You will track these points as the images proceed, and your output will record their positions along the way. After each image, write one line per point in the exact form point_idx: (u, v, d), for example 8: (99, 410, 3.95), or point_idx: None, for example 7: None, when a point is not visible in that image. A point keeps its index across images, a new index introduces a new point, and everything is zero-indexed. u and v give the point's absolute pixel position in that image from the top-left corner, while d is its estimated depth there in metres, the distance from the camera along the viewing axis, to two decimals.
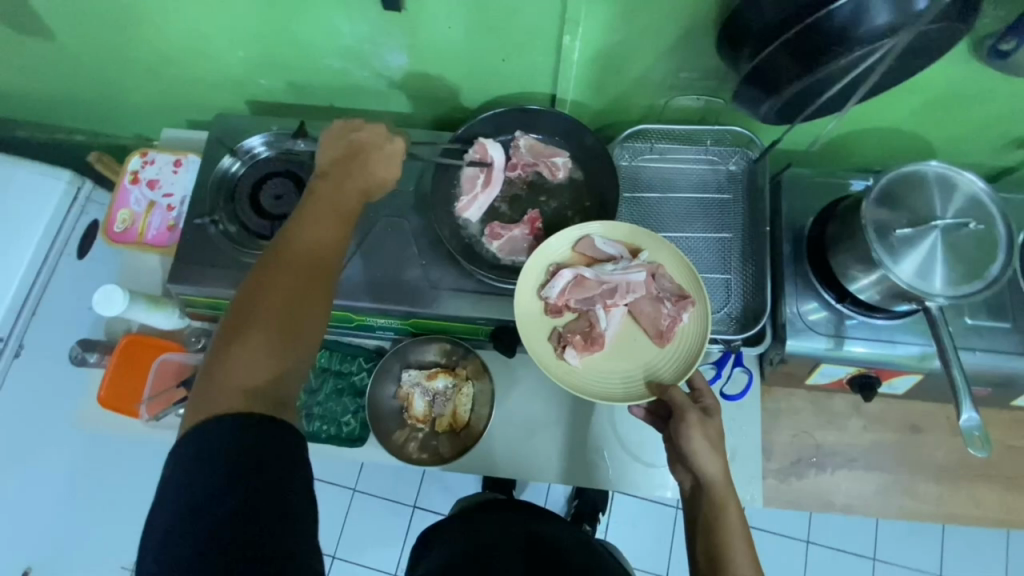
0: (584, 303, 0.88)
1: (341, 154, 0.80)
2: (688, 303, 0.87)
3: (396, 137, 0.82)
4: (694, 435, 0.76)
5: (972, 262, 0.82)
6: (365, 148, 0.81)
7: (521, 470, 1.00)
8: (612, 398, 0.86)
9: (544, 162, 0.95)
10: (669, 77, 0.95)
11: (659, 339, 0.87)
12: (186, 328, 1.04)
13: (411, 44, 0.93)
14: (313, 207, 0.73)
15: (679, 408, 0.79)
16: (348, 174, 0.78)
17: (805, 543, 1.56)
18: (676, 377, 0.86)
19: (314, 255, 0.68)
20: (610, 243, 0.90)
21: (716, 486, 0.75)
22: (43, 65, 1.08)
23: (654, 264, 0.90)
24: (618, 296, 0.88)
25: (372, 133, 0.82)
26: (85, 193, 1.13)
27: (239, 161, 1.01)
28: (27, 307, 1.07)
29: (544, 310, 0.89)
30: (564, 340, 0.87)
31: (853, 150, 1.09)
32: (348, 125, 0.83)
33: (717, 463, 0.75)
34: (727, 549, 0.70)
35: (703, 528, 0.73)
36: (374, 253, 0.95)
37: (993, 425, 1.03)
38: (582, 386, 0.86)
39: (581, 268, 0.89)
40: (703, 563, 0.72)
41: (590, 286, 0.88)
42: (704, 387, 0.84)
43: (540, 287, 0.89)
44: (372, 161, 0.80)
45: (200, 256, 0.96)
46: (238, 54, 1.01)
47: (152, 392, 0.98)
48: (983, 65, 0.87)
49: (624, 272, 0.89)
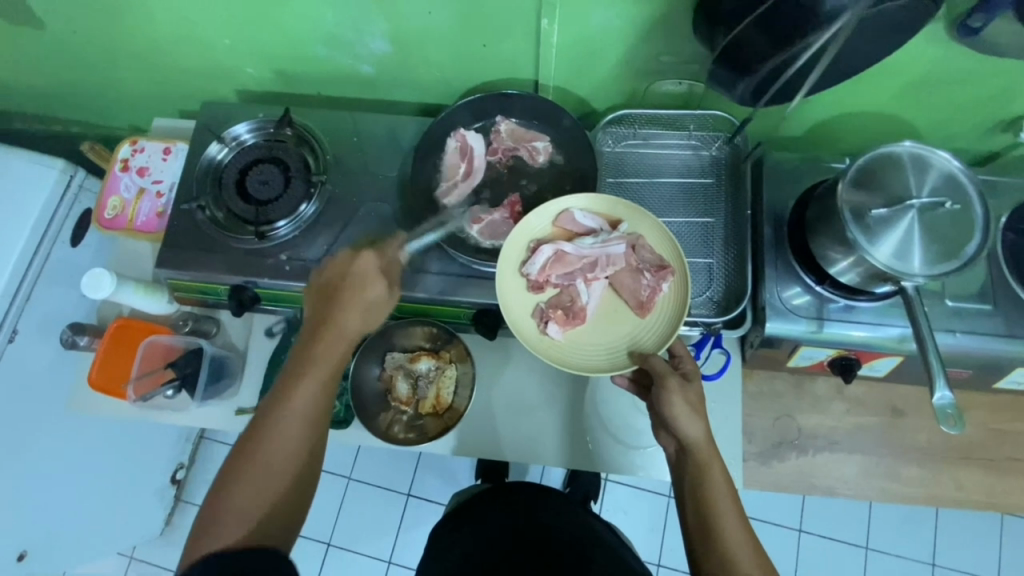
0: (565, 278, 0.89)
1: (322, 293, 0.81)
2: (668, 273, 0.88)
3: (363, 257, 0.82)
4: (674, 399, 0.79)
5: (947, 241, 0.82)
6: (349, 279, 0.81)
7: (505, 454, 1.02)
8: (596, 369, 0.87)
9: (524, 147, 0.96)
10: (649, 62, 0.96)
11: (640, 309, 0.88)
12: (174, 312, 1.06)
13: (393, 30, 0.94)
14: (300, 356, 0.76)
15: (659, 374, 0.81)
16: (329, 317, 0.78)
17: (798, 532, 1.60)
18: (658, 345, 0.87)
19: (298, 420, 0.72)
20: (590, 217, 0.91)
21: (698, 446, 0.79)
22: (36, 56, 1.10)
23: (634, 235, 0.91)
24: (599, 269, 0.89)
25: (346, 265, 0.82)
26: (77, 181, 1.14)
27: (226, 148, 1.02)
28: (21, 293, 1.08)
29: (527, 286, 0.90)
30: (545, 315, 0.88)
31: (835, 135, 1.09)
32: (323, 264, 0.83)
33: (698, 425, 0.79)
34: (712, 498, 0.76)
35: (692, 493, 0.77)
36: (357, 237, 0.96)
37: (978, 409, 1.04)
38: (565, 358, 0.87)
39: (561, 243, 0.89)
40: (694, 527, 0.76)
41: (570, 262, 0.89)
42: (685, 354, 0.85)
43: (521, 265, 0.90)
44: (355, 296, 0.79)
45: (188, 242, 0.98)
46: (225, 42, 1.02)
47: (139, 373, 1.00)
48: (963, 46, 0.87)
49: (605, 244, 0.90)
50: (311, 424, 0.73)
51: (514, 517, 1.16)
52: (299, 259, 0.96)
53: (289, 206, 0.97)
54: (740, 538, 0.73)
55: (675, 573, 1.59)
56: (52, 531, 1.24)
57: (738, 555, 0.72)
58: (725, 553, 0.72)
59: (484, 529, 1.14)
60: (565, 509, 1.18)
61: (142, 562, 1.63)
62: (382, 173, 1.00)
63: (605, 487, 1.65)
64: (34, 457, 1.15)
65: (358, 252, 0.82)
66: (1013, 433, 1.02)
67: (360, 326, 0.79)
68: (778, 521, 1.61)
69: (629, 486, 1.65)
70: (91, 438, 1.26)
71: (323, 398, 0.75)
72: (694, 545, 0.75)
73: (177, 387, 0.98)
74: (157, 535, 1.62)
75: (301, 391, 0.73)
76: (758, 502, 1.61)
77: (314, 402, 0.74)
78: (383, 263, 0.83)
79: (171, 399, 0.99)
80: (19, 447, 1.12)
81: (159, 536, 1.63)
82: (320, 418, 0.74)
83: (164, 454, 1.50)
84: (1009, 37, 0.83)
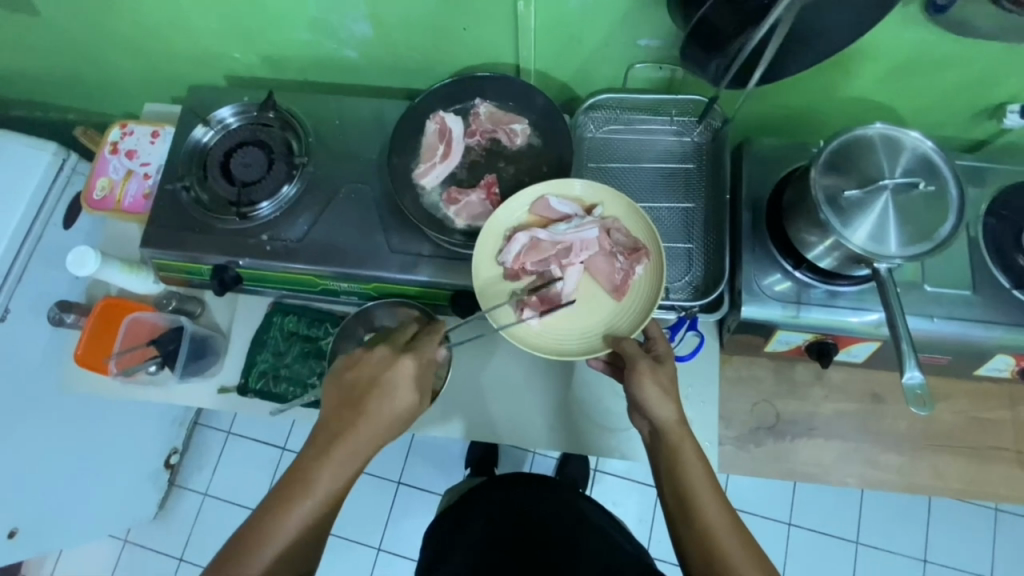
0: (541, 263, 0.89)
1: (346, 391, 0.77)
2: (642, 255, 0.88)
3: (402, 363, 0.78)
4: (645, 382, 0.79)
5: (921, 223, 0.82)
6: (379, 385, 0.77)
7: (484, 435, 1.03)
8: (570, 353, 0.87)
9: (502, 129, 0.96)
10: (628, 46, 0.96)
11: (616, 293, 0.88)
12: (159, 292, 1.08)
13: (374, 14, 0.95)
14: (316, 457, 0.73)
15: (631, 357, 0.81)
16: (353, 420, 0.75)
17: (788, 526, 1.59)
18: (631, 329, 0.87)
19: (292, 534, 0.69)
20: (565, 202, 0.91)
21: (670, 428, 0.78)
22: (31, 42, 1.12)
23: (608, 219, 0.91)
24: (574, 255, 0.89)
25: (378, 364, 0.78)
26: (70, 164, 1.17)
27: (211, 131, 1.04)
28: (13, 273, 1.10)
29: (505, 274, 0.90)
30: (521, 302, 0.88)
31: (817, 120, 1.09)
32: (354, 358, 0.80)
33: (670, 408, 0.79)
34: (689, 483, 0.75)
35: (669, 475, 0.77)
36: (336, 219, 0.98)
37: (959, 397, 1.03)
38: (541, 343, 0.88)
39: (536, 230, 0.89)
40: (675, 511, 0.75)
41: (545, 249, 0.89)
42: (658, 336, 0.85)
43: (498, 253, 0.90)
44: (382, 403, 0.76)
45: (172, 223, 0.99)
46: (211, 27, 1.04)
47: (122, 349, 1.03)
48: (943, 29, 0.86)
49: (578, 229, 0.89)
50: (306, 539, 0.69)
51: (506, 513, 1.17)
52: (279, 240, 0.97)
53: (270, 187, 0.99)
54: (720, 519, 0.73)
55: (663, 564, 1.59)
56: (43, 509, 1.26)
57: (721, 538, 0.71)
58: (707, 534, 0.72)
59: (478, 529, 1.15)
60: (545, 488, 1.20)
61: (136, 545, 1.65)
62: (362, 156, 1.01)
63: (594, 478, 1.65)
64: (25, 435, 1.17)
65: (397, 355, 0.79)
66: (995, 422, 1.02)
67: (380, 435, 0.76)
68: (768, 514, 1.60)
69: (617, 476, 1.65)
70: (83, 419, 1.28)
71: (325, 513, 0.71)
72: (678, 531, 0.74)
73: (160, 364, 1.00)
74: (151, 518, 1.65)
75: (304, 502, 0.70)
76: (747, 495, 1.61)
77: (314, 514, 0.70)
78: (418, 370, 0.79)
79: (153, 375, 1.01)
80: (11, 425, 1.15)
81: (153, 520, 1.66)
82: (317, 533, 0.70)
83: (156, 438, 1.53)
84: (984, 19, 0.83)
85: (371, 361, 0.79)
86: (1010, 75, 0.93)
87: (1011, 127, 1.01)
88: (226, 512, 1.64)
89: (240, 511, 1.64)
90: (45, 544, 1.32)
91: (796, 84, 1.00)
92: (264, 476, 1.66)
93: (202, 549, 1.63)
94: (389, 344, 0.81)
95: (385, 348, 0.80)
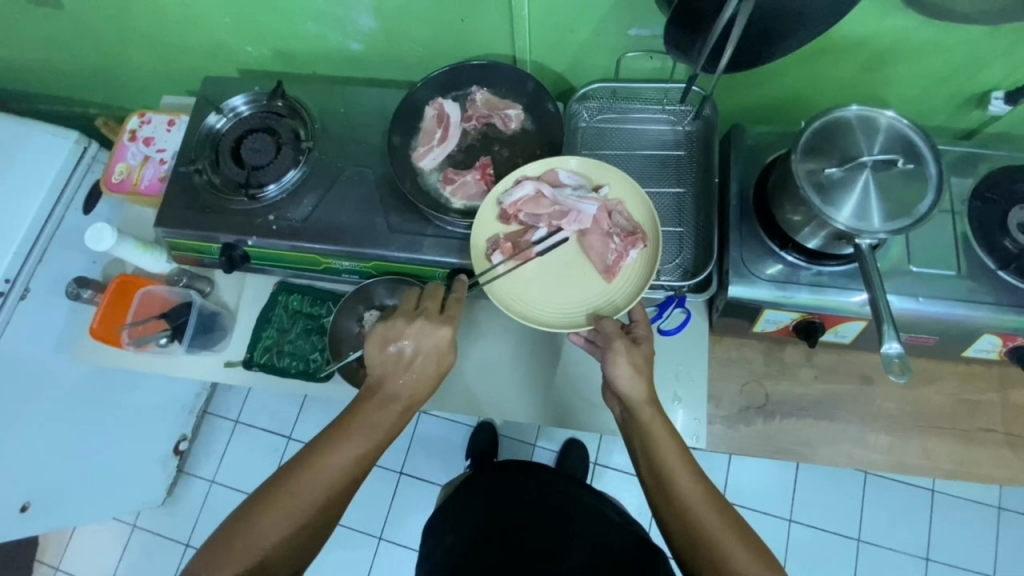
0: (533, 218, 0.93)
1: (390, 359, 0.79)
2: (639, 240, 0.90)
3: (443, 329, 0.80)
4: (619, 360, 0.82)
5: (893, 199, 0.84)
6: (420, 352, 0.80)
7: (478, 410, 1.06)
8: (555, 326, 0.90)
9: (497, 114, 1.01)
10: (619, 35, 1.00)
11: (606, 274, 0.91)
12: (170, 271, 1.14)
13: (377, 8, 1.01)
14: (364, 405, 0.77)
15: (607, 337, 0.84)
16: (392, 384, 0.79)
17: (788, 522, 1.58)
18: (619, 308, 0.90)
19: (304, 512, 0.70)
20: (575, 175, 0.95)
21: (641, 408, 0.81)
22: (58, 37, 1.19)
23: (611, 201, 0.94)
24: (567, 221, 0.92)
25: (421, 333, 0.79)
26: (90, 152, 1.23)
27: (224, 118, 1.09)
28: (34, 254, 1.16)
29: (498, 215, 0.95)
30: (496, 244, 0.93)
31: (805, 108, 1.12)
32: (397, 328, 0.80)
33: (639, 387, 0.81)
34: (665, 462, 0.76)
35: (644, 455, 0.79)
36: (337, 200, 1.02)
37: (948, 379, 1.04)
38: (512, 293, 0.92)
39: (542, 186, 0.93)
40: (652, 487, 0.77)
41: (543, 205, 0.92)
42: (641, 318, 0.86)
43: (501, 194, 0.94)
44: (424, 363, 0.80)
45: (184, 203, 1.05)
46: (225, 22, 1.09)
47: (135, 320, 1.09)
48: (922, 16, 0.89)
49: (579, 200, 0.92)
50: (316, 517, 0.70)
51: (495, 493, 1.20)
52: (285, 220, 1.02)
53: (277, 171, 1.04)
54: (694, 488, 0.74)
55: None
56: (54, 486, 1.30)
57: (697, 509, 0.73)
58: (682, 503, 0.73)
59: (472, 511, 1.17)
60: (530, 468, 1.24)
61: (144, 530, 1.69)
62: (365, 141, 1.06)
63: (594, 471, 1.67)
64: (41, 410, 1.22)
65: (439, 322, 0.80)
66: (985, 403, 1.03)
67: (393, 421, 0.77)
68: (768, 510, 1.59)
69: (617, 470, 1.66)
70: (93, 398, 1.33)
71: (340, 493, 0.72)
72: (658, 506, 0.76)
73: (169, 337, 1.06)
74: (159, 504, 1.68)
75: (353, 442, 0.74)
76: (744, 488, 1.61)
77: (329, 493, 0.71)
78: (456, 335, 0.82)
79: (164, 347, 1.07)
80: (26, 400, 1.19)
81: (161, 506, 1.70)
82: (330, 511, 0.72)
83: (164, 422, 1.57)
84: (960, 4, 0.86)
85: (412, 330, 0.79)
86: (992, 61, 0.96)
87: (997, 114, 1.04)
88: (232, 500, 1.68)
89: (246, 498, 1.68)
90: (56, 519, 1.35)
91: (783, 72, 1.04)
92: (268, 463, 1.70)
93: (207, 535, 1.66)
94: (429, 313, 0.81)
95: (426, 318, 0.80)
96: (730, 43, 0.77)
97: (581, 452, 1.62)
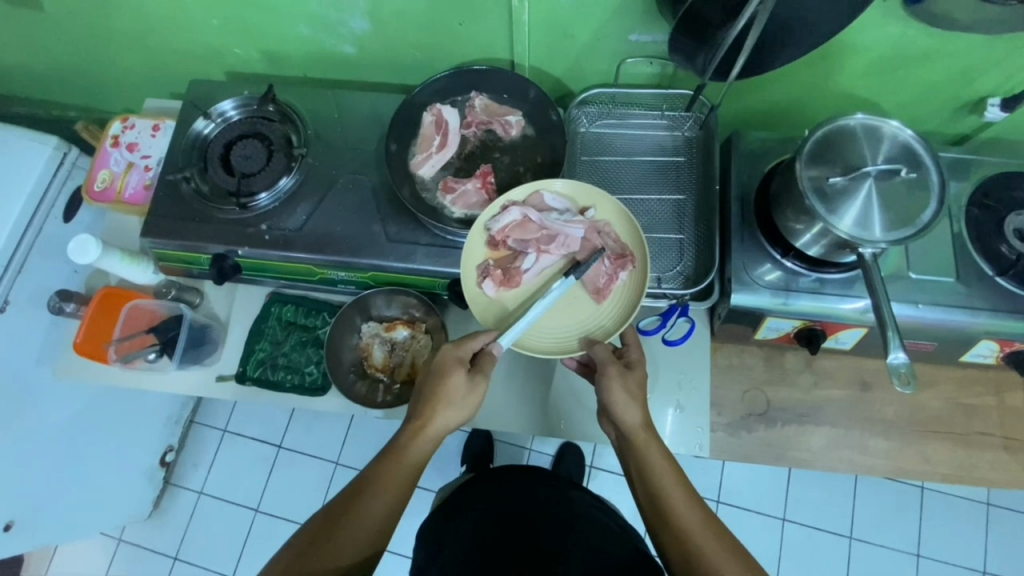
0: (521, 244, 0.91)
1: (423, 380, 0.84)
2: (628, 262, 0.90)
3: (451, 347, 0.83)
4: (614, 387, 0.80)
5: (893, 214, 0.84)
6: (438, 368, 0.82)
7: (478, 422, 1.04)
8: (544, 350, 0.89)
9: (498, 120, 0.99)
10: (620, 41, 0.99)
11: (596, 296, 0.89)
12: (158, 282, 1.11)
13: (372, 11, 0.98)
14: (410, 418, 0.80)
15: (602, 362, 0.83)
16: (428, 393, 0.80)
17: (781, 521, 1.59)
18: (610, 332, 0.89)
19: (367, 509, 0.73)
20: (559, 198, 0.93)
21: (638, 434, 0.79)
22: (35, 37, 1.14)
23: (599, 222, 0.92)
24: (554, 245, 0.90)
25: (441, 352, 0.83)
26: (71, 158, 1.18)
27: (212, 123, 1.05)
28: (13, 265, 1.11)
29: (487, 242, 0.92)
30: (487, 271, 0.90)
31: (803, 113, 1.12)
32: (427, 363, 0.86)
33: (635, 412, 0.80)
34: (664, 488, 0.75)
35: (641, 480, 0.77)
36: (333, 208, 1.00)
37: (944, 383, 1.05)
38: (504, 318, 0.90)
39: (529, 210, 0.90)
40: (652, 515, 0.75)
41: (531, 229, 0.90)
42: (634, 343, 0.86)
43: (488, 219, 0.91)
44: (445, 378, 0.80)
45: (171, 211, 1.01)
46: (212, 23, 1.06)
47: (122, 336, 1.06)
48: (923, 25, 0.89)
49: (567, 223, 0.90)
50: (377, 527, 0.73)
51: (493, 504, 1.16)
52: (279, 229, 0.99)
53: (270, 179, 1.01)
54: (693, 515, 0.73)
55: None
56: (38, 502, 1.26)
57: (695, 535, 0.71)
58: (679, 529, 0.72)
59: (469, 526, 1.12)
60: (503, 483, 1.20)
61: (131, 543, 1.65)
62: (361, 147, 1.03)
63: (589, 475, 1.66)
64: (21, 425, 1.17)
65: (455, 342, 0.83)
66: (980, 407, 1.04)
67: (417, 450, 0.78)
68: (762, 510, 1.60)
69: (613, 473, 1.66)
70: (77, 411, 1.28)
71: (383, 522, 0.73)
72: (656, 533, 0.74)
73: (159, 351, 1.02)
74: (146, 516, 1.64)
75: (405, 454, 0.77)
76: (737, 488, 1.62)
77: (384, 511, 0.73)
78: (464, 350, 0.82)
79: (153, 362, 1.03)
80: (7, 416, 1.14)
81: (148, 519, 1.65)
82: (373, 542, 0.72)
83: (152, 432, 1.53)
84: (964, 13, 0.86)
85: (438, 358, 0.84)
86: (989, 68, 0.96)
87: (992, 120, 1.05)
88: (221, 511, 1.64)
89: (235, 509, 1.64)
90: (41, 536, 1.31)
91: (783, 78, 1.03)
92: (259, 473, 1.66)
93: (197, 548, 1.62)
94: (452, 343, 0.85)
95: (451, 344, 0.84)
96: (740, 54, 0.75)
97: (578, 456, 1.62)
